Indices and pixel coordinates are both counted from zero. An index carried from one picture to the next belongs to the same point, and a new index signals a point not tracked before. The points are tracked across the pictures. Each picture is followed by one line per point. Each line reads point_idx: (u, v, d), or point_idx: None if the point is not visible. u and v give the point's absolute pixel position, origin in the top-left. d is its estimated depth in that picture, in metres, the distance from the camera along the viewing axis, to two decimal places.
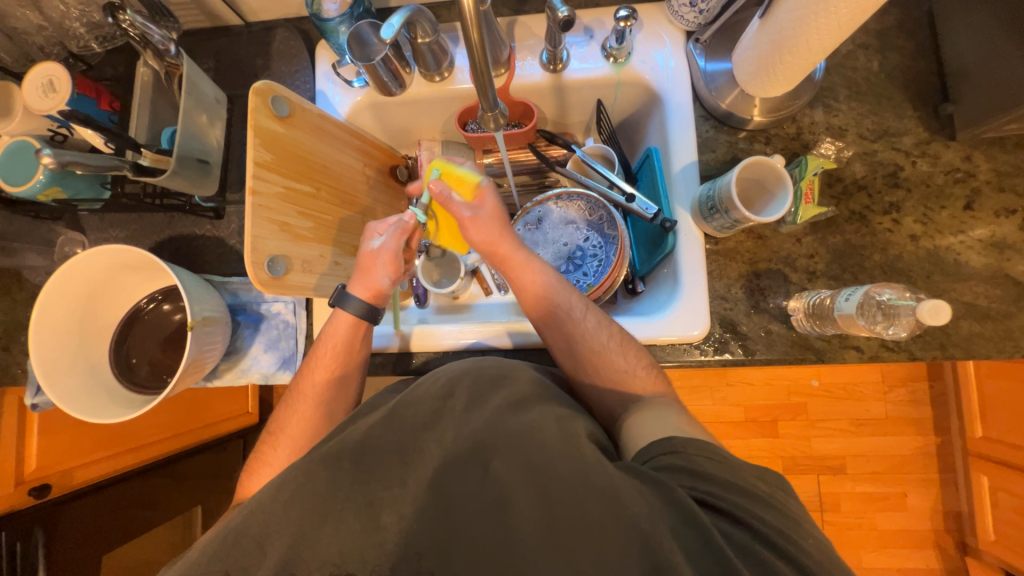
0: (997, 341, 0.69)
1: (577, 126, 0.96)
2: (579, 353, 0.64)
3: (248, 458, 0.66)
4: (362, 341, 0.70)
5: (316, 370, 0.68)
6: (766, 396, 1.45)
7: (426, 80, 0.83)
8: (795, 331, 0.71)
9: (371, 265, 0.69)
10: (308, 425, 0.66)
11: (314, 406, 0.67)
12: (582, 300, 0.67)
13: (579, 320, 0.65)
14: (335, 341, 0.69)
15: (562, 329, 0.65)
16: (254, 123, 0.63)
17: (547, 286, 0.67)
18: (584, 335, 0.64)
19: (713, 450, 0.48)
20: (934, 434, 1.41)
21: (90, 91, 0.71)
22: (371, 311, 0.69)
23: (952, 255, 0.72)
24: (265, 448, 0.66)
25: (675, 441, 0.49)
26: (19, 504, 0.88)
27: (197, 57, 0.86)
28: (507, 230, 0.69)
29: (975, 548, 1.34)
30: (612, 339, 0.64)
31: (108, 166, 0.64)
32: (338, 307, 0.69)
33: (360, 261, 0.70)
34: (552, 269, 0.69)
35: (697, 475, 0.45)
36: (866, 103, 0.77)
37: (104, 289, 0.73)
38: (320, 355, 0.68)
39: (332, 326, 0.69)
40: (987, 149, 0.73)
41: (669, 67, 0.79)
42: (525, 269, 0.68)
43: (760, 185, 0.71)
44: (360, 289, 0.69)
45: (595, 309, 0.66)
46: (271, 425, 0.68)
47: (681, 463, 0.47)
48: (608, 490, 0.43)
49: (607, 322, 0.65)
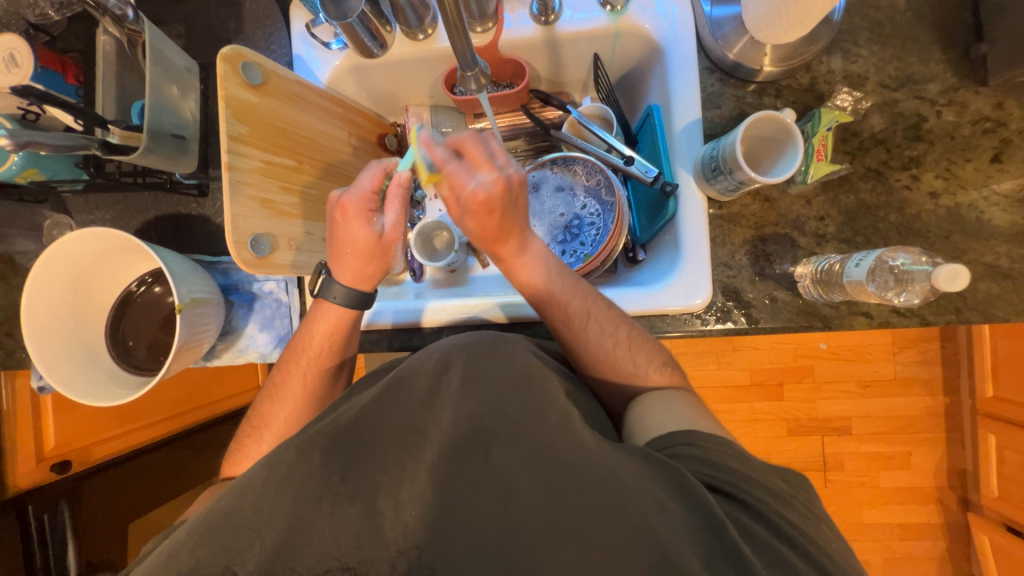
0: (1017, 304, 0.65)
1: (573, 84, 0.90)
2: (585, 358, 0.63)
3: (233, 446, 0.69)
4: (345, 341, 0.69)
5: (301, 366, 0.68)
6: (772, 360, 1.43)
7: (409, 39, 0.78)
8: (801, 298, 0.68)
9: (380, 253, 0.63)
10: (297, 420, 0.67)
11: (301, 402, 0.68)
12: (583, 306, 0.63)
13: (581, 330, 0.62)
14: (326, 338, 0.67)
15: (566, 338, 0.64)
16: (225, 94, 0.59)
17: (545, 293, 0.64)
18: (588, 343, 0.62)
19: (732, 445, 0.48)
20: (943, 394, 1.39)
21: (55, 65, 0.68)
22: (367, 300, 0.66)
23: (975, 212, 0.67)
24: (250, 438, 0.67)
25: (693, 434, 0.50)
26: (44, 478, 0.96)
27: (164, 22, 0.80)
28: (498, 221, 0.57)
29: (976, 504, 1.36)
30: (619, 347, 0.62)
31: (73, 145, 0.61)
32: (325, 300, 0.66)
33: (361, 247, 0.62)
34: (551, 265, 0.64)
35: (715, 463, 0.46)
36: (889, 47, 0.70)
37: (93, 272, 0.72)
38: (305, 354, 0.68)
39: (323, 322, 0.67)
40: (1022, 94, 0.67)
41: (672, 16, 0.73)
42: (521, 262, 0.63)
43: (769, 141, 0.65)
44: (358, 281, 0.65)
45: (601, 314, 0.63)
46: (255, 417, 0.69)
47: (698, 453, 0.48)
48: (612, 480, 0.43)
49: (614, 327, 0.63)
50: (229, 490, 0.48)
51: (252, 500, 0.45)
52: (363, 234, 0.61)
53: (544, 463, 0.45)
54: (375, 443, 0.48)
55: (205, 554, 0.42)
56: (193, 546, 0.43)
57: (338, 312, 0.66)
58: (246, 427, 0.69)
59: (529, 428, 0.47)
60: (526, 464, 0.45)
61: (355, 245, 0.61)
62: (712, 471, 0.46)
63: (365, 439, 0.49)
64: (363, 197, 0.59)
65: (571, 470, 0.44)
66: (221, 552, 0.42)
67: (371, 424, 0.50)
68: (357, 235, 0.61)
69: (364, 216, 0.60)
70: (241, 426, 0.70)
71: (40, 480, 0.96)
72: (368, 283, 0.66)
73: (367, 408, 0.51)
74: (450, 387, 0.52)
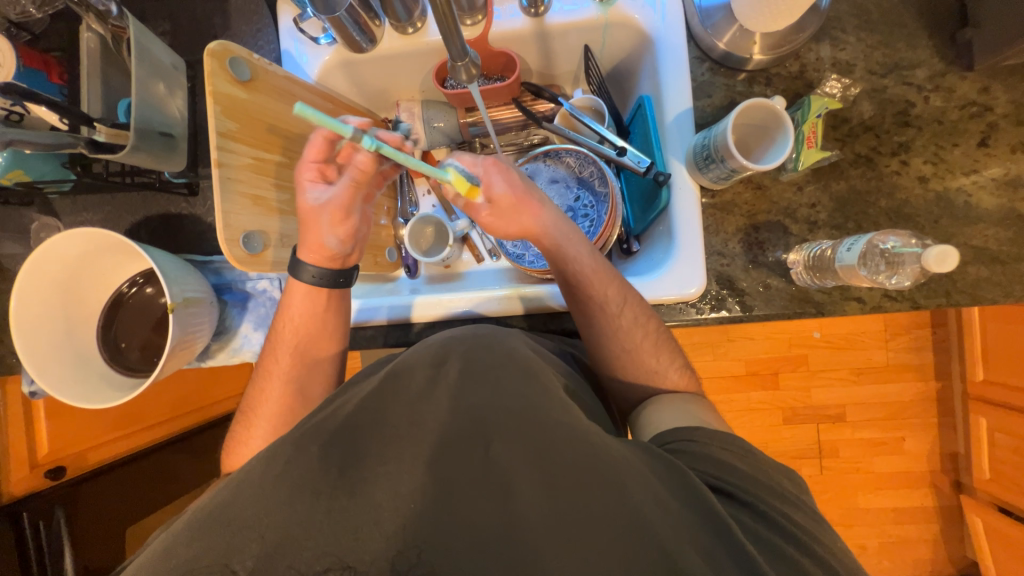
0: (1005, 285, 0.66)
1: (565, 77, 0.90)
2: (611, 349, 0.63)
3: (227, 438, 0.67)
4: (323, 321, 0.68)
5: (287, 343, 0.67)
6: (766, 349, 1.44)
7: (398, 33, 0.77)
8: (794, 285, 0.68)
9: (313, 224, 0.63)
10: (282, 404, 0.65)
11: (280, 386, 0.66)
12: (619, 293, 0.62)
13: (615, 317, 0.62)
14: (305, 318, 0.67)
15: (595, 321, 0.63)
16: (212, 90, 0.58)
17: (583, 276, 0.62)
18: (619, 332, 0.62)
19: (736, 444, 0.49)
20: (935, 379, 1.42)
21: (38, 64, 0.66)
22: (326, 278, 0.66)
23: (963, 196, 0.68)
24: (240, 426, 0.66)
25: (697, 432, 0.51)
26: (36, 486, 0.94)
27: (149, 19, 0.79)
28: (526, 202, 0.61)
29: (969, 486, 1.38)
30: (645, 340, 0.62)
31: (59, 143, 0.61)
32: (293, 278, 0.66)
33: (302, 214, 0.63)
34: (587, 246, 0.64)
35: (718, 462, 0.47)
36: (876, 33, 0.71)
37: (81, 273, 0.71)
38: (289, 330, 0.67)
39: (295, 301, 0.67)
40: (1007, 79, 0.67)
41: (661, 7, 0.73)
42: (558, 237, 0.62)
43: (760, 129, 0.66)
44: (309, 253, 0.65)
45: (634, 305, 0.62)
46: (244, 402, 0.68)
47: (701, 450, 0.49)
48: (614, 480, 0.43)
49: (644, 319, 0.63)
50: (228, 484, 0.47)
51: (248, 495, 0.44)
52: (302, 201, 0.62)
53: (545, 461, 0.44)
54: (375, 436, 0.48)
55: (201, 552, 0.41)
56: (184, 545, 0.42)
57: (308, 292, 0.66)
58: (237, 417, 0.68)
59: (532, 425, 0.46)
60: (530, 457, 0.45)
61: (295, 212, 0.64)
62: (716, 471, 0.47)
63: (366, 432, 0.49)
64: (302, 167, 0.62)
65: (572, 461, 0.44)
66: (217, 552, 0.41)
67: (371, 419, 0.49)
68: (303, 202, 0.62)
69: (306, 182, 0.63)
70: (233, 416, 0.69)
71: (31, 488, 0.93)
72: (331, 259, 0.65)
73: (365, 401, 0.51)
74: (447, 378, 0.52)
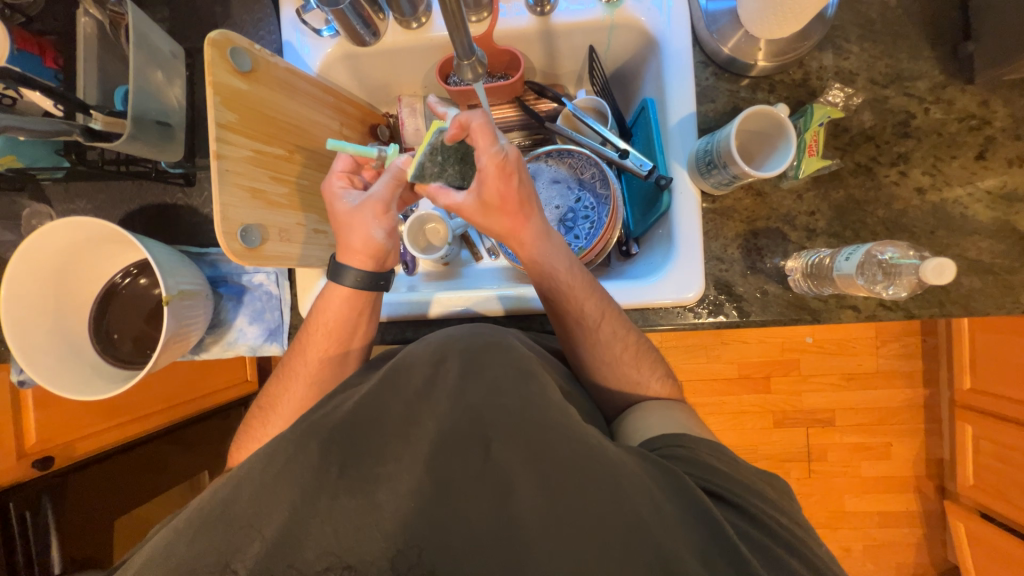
0: (998, 297, 0.67)
1: (568, 76, 0.90)
2: (590, 360, 0.64)
3: (240, 429, 0.68)
4: (353, 323, 0.67)
5: (317, 347, 0.66)
6: (759, 353, 1.45)
7: (402, 28, 0.77)
8: (791, 291, 0.69)
9: (353, 224, 0.62)
10: (302, 404, 0.65)
11: (304, 387, 0.66)
12: (599, 307, 0.62)
13: (592, 331, 0.62)
14: (332, 319, 0.66)
15: (574, 334, 0.64)
16: (213, 80, 0.57)
17: (560, 290, 0.62)
18: (596, 345, 0.62)
19: (724, 450, 0.51)
20: (923, 387, 1.44)
21: (33, 48, 0.65)
22: (370, 279, 0.65)
23: (959, 208, 0.68)
24: (257, 420, 0.66)
25: (685, 437, 0.51)
26: (23, 477, 0.91)
27: (147, 5, 0.77)
28: (518, 212, 0.59)
29: (953, 492, 1.41)
30: (626, 352, 0.63)
31: (55, 131, 0.59)
32: (332, 281, 0.65)
33: (340, 220, 0.63)
34: (569, 257, 0.63)
35: (706, 467, 0.48)
36: (879, 43, 0.71)
37: (73, 263, 0.70)
38: (320, 333, 0.66)
39: (329, 304, 0.66)
40: (1007, 93, 0.68)
41: (667, 10, 0.73)
42: (539, 249, 0.62)
43: (761, 136, 0.66)
44: (353, 257, 0.64)
45: (613, 320, 0.63)
46: (262, 398, 0.68)
47: (690, 455, 0.49)
48: (612, 483, 0.43)
49: (623, 333, 0.63)
50: (225, 482, 0.47)
51: (245, 495, 0.44)
52: (340, 207, 0.63)
53: (542, 462, 0.44)
54: (373, 436, 0.48)
55: (200, 551, 0.41)
56: (182, 544, 0.42)
57: (347, 295, 0.65)
58: (255, 410, 0.68)
59: (530, 425, 0.46)
60: (528, 458, 0.45)
61: (331, 219, 0.64)
62: (704, 473, 0.47)
63: (363, 432, 0.48)
64: (331, 177, 0.64)
65: (569, 462, 0.44)
66: (215, 551, 0.41)
67: (369, 418, 0.49)
68: (342, 212, 0.63)
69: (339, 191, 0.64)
70: (249, 411, 0.69)
71: (18, 479, 0.90)
72: (375, 260, 0.65)
73: (363, 400, 0.51)
74: (447, 378, 0.52)
